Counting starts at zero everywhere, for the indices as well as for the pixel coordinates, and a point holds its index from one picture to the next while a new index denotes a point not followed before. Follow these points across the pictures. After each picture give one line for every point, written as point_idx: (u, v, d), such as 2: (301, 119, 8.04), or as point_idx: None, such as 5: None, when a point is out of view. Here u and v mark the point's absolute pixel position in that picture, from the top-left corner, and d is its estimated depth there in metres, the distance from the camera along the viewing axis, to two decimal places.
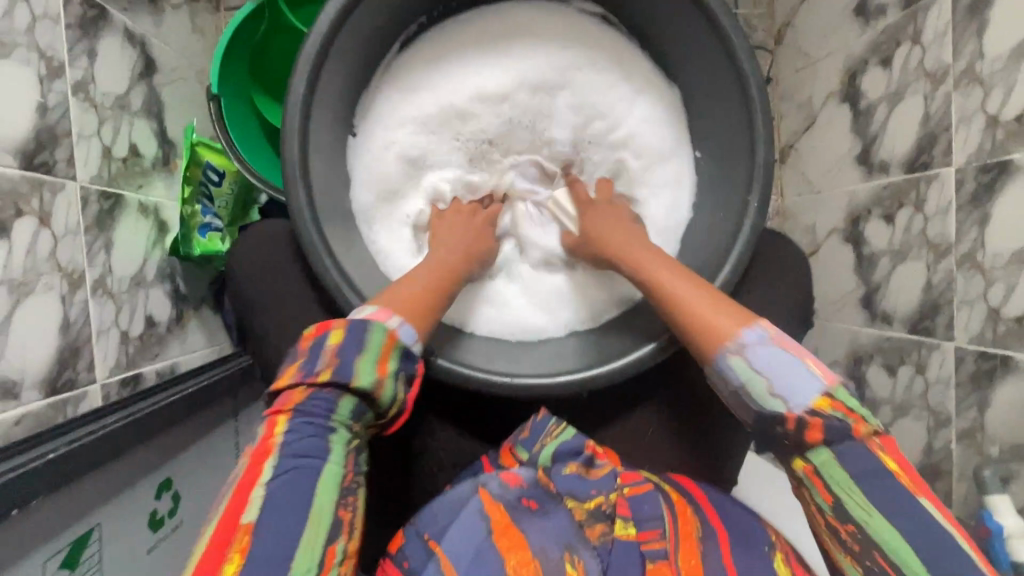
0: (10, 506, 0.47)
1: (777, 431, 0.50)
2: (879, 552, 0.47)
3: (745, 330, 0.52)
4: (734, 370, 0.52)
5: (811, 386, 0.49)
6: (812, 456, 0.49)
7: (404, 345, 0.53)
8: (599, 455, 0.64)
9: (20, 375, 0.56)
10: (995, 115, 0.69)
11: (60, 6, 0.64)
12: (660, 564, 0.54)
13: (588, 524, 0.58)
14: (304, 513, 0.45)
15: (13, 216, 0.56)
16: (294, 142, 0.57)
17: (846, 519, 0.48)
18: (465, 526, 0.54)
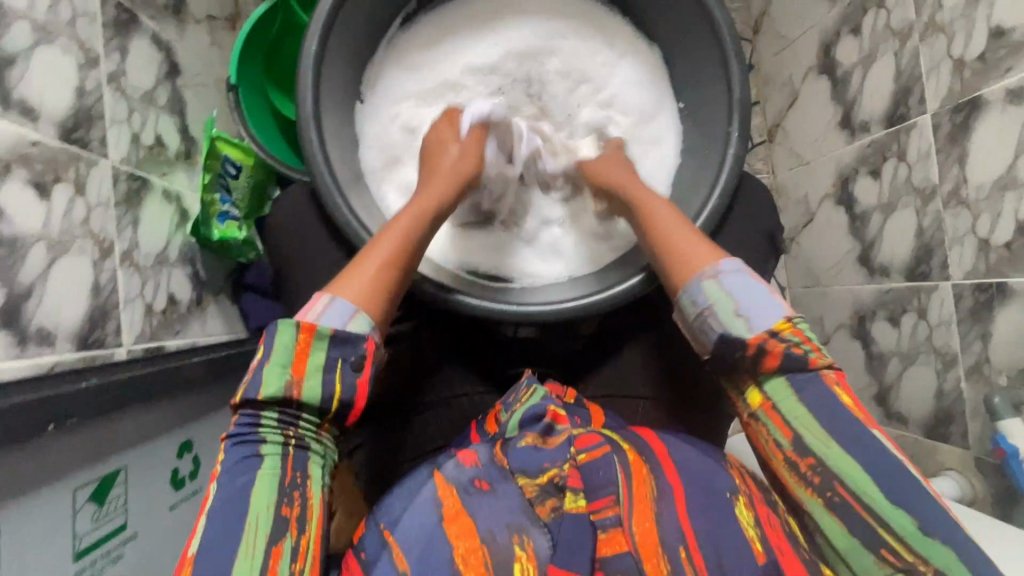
0: (45, 422, 0.49)
1: (739, 355, 0.53)
2: (838, 483, 0.49)
3: (717, 260, 0.56)
4: (702, 296, 0.55)
5: (775, 312, 0.53)
6: (767, 388, 0.52)
7: (328, 331, 0.51)
8: (560, 420, 0.63)
9: (54, 326, 0.59)
10: (961, 57, 0.73)
11: (98, 6, 0.71)
12: (613, 532, 0.55)
13: (540, 501, 0.57)
14: (238, 529, 0.47)
15: (54, 181, 0.61)
16: (308, 100, 0.63)
17: (805, 453, 0.51)
18: (419, 510, 0.55)
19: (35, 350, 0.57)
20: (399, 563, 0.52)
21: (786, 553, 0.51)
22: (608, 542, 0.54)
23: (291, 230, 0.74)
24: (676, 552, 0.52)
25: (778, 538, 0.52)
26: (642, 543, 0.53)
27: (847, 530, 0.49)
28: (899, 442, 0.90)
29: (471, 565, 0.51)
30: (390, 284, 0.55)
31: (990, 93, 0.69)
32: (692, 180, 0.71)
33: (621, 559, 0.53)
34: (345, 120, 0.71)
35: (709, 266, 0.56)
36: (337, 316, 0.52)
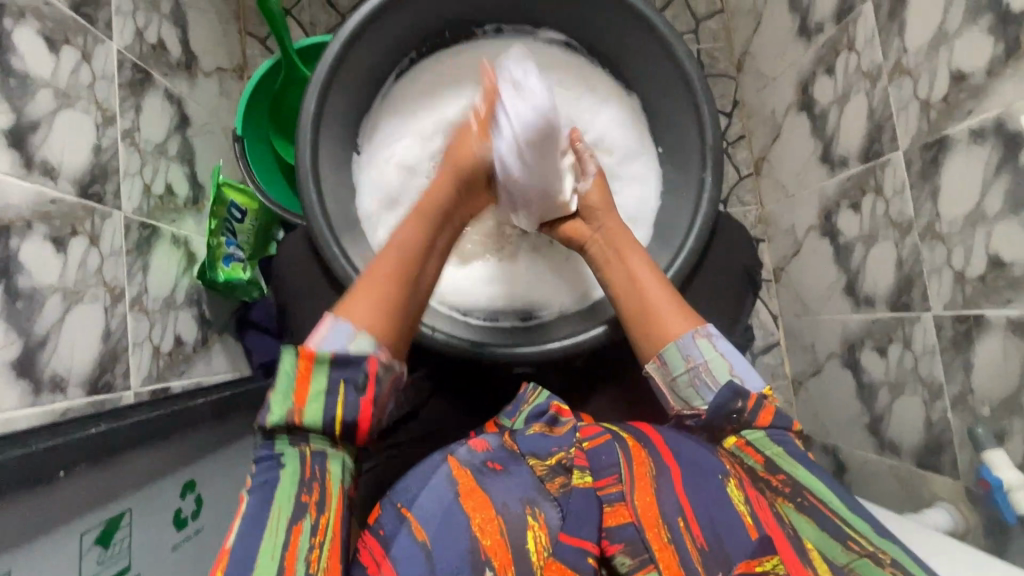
0: (52, 470, 0.52)
1: (734, 406, 0.60)
2: (807, 490, 0.55)
3: (705, 324, 0.65)
4: (699, 351, 0.63)
5: (757, 379, 0.63)
6: (746, 432, 0.60)
7: (327, 355, 0.56)
8: (564, 413, 0.69)
9: (65, 372, 0.62)
10: (927, 98, 0.77)
11: (114, 69, 0.77)
12: (617, 505, 0.57)
13: (549, 477, 0.62)
14: (263, 519, 0.51)
15: (70, 235, 0.65)
16: (306, 157, 0.69)
17: (776, 470, 0.57)
18: (435, 488, 0.60)
19: (48, 397, 0.60)
20: (420, 534, 0.56)
21: (773, 526, 0.52)
22: (613, 514, 0.57)
23: (292, 274, 0.78)
24: (675, 522, 0.54)
25: (766, 515, 0.53)
26: (643, 514, 0.55)
27: (822, 529, 0.53)
28: (893, 470, 0.91)
29: (488, 532, 0.56)
30: (388, 310, 0.60)
31: (955, 134, 0.73)
32: (671, 218, 0.76)
33: (625, 529, 0.55)
34: (343, 170, 0.75)
35: (701, 327, 0.64)
36: (335, 341, 0.57)
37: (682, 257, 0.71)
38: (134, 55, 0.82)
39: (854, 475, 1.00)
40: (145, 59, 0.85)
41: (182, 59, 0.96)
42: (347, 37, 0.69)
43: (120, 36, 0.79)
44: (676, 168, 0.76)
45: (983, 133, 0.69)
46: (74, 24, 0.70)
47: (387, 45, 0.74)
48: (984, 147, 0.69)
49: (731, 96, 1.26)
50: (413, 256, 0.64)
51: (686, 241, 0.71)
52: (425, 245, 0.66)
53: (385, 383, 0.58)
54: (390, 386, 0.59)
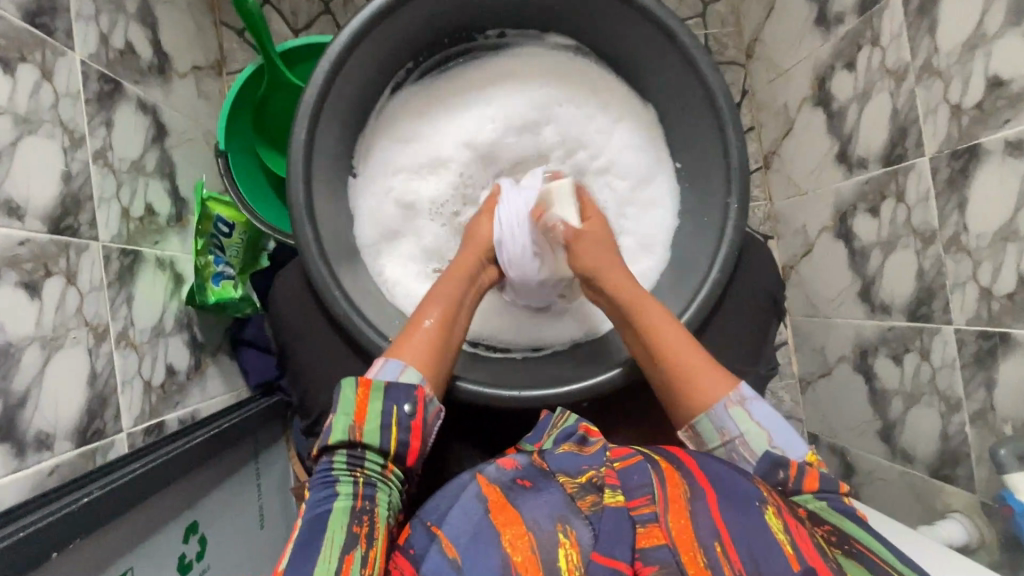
0: (46, 551, 0.49)
1: (776, 477, 0.58)
2: (854, 538, 0.51)
3: (739, 387, 0.63)
4: (734, 423, 0.62)
5: (801, 445, 0.61)
6: (801, 500, 0.56)
7: (383, 382, 0.59)
8: (592, 433, 0.66)
9: (51, 428, 0.58)
10: (958, 103, 0.72)
11: (79, 84, 0.70)
12: (650, 527, 0.52)
13: (579, 496, 0.58)
14: (314, 548, 0.50)
15: (43, 277, 0.60)
16: (299, 187, 0.66)
17: (822, 521, 0.54)
18: (464, 508, 0.58)
19: (34, 457, 0.56)
20: (450, 551, 0.54)
21: (816, 559, 0.47)
22: (646, 535, 0.51)
23: (290, 303, 0.75)
24: (710, 546, 0.49)
25: (808, 548, 0.48)
26: (679, 538, 0.50)
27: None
28: (905, 478, 0.90)
29: (518, 548, 0.52)
30: (440, 345, 0.64)
31: (988, 143, 0.68)
32: (692, 244, 0.74)
33: (659, 551, 0.50)
34: (339, 195, 0.74)
35: (733, 394, 0.62)
36: (388, 375, 0.61)
37: (701, 296, 0.69)
38: (100, 64, 0.75)
39: (864, 479, 0.99)
40: (114, 68, 0.77)
41: (154, 62, 0.88)
42: (337, 58, 0.67)
43: (84, 45, 0.71)
44: (698, 191, 0.75)
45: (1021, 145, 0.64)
46: (30, 37, 0.63)
47: (386, 58, 0.72)
48: (1021, 160, 0.65)
49: (739, 85, 1.20)
50: (450, 309, 0.67)
51: (712, 270, 0.69)
52: (459, 300, 0.68)
53: (431, 410, 0.61)
54: (435, 413, 0.62)
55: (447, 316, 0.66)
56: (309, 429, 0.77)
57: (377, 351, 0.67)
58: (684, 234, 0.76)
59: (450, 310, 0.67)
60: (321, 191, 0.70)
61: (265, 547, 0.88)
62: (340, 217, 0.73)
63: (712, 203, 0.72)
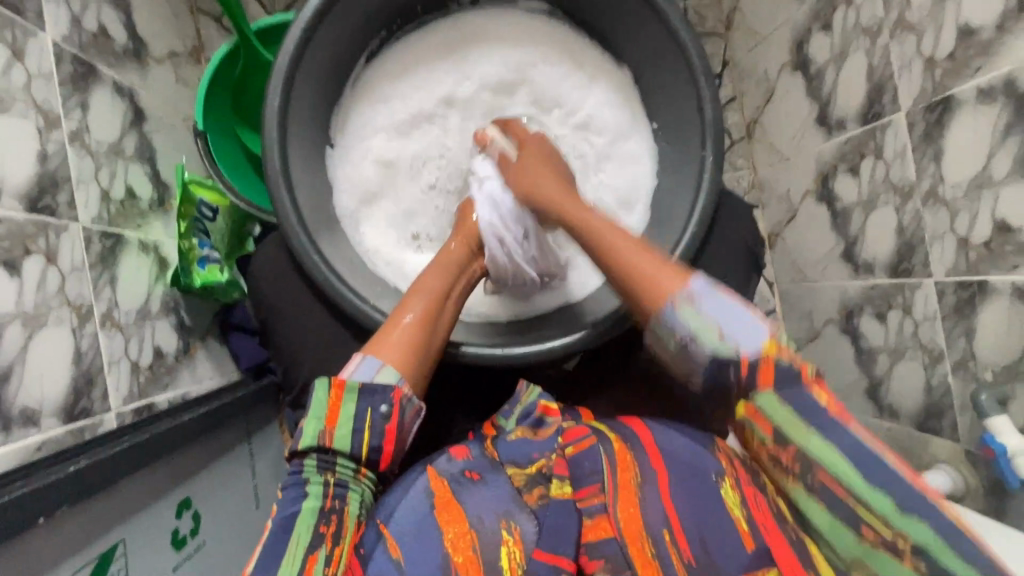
0: (34, 516, 0.50)
1: (727, 367, 0.54)
2: (820, 468, 0.50)
3: (688, 284, 0.57)
4: (683, 321, 0.56)
5: (758, 332, 0.53)
6: (755, 396, 0.53)
7: (359, 383, 0.57)
8: (551, 413, 0.65)
9: (37, 405, 0.59)
10: (931, 55, 0.73)
11: (52, 64, 0.70)
12: (598, 517, 0.55)
13: (528, 489, 0.58)
14: (279, 552, 0.50)
15: (23, 255, 0.60)
16: (276, 156, 0.67)
17: (786, 443, 0.51)
18: (410, 499, 0.56)
19: (21, 432, 0.56)
20: (394, 551, 0.52)
21: (773, 533, 0.51)
22: (593, 527, 0.54)
23: (274, 278, 0.75)
24: (659, 534, 0.52)
25: (766, 520, 0.51)
26: (627, 528, 0.53)
27: (834, 516, 0.49)
28: (892, 434, 0.92)
29: (459, 549, 0.52)
30: (419, 343, 0.62)
31: (961, 93, 0.69)
32: (671, 197, 0.76)
33: (606, 544, 0.53)
34: (317, 167, 0.74)
35: (681, 290, 0.57)
36: (364, 373, 0.58)
37: (684, 243, 0.71)
38: (73, 46, 0.74)
39: None
40: (87, 50, 0.77)
41: (129, 46, 0.88)
42: (310, 24, 0.67)
43: (55, 27, 0.71)
44: (676, 147, 0.76)
45: (992, 92, 0.65)
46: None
47: (359, 26, 0.73)
48: (993, 107, 0.66)
49: (720, 56, 1.20)
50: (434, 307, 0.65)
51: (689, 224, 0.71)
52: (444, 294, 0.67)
53: (409, 412, 0.58)
54: (413, 414, 0.59)
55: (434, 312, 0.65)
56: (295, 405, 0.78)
57: (360, 313, 0.68)
58: (663, 190, 0.77)
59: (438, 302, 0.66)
60: (298, 161, 0.71)
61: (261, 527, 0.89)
62: (319, 189, 0.74)
63: (689, 154, 0.74)
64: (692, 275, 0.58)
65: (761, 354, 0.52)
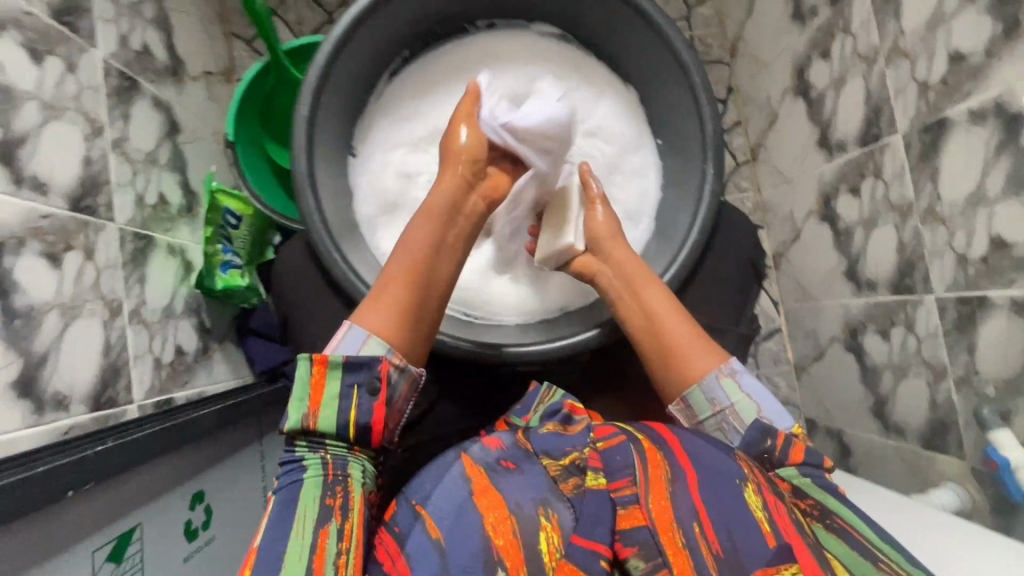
0: (64, 489, 0.52)
1: (763, 446, 0.61)
2: (836, 515, 0.55)
3: (729, 362, 0.66)
4: (725, 393, 0.64)
5: (787, 419, 0.64)
6: (781, 470, 0.60)
7: (342, 359, 0.57)
8: (577, 412, 0.68)
9: (68, 390, 0.62)
10: (925, 80, 0.76)
11: (100, 77, 0.75)
12: (632, 508, 0.55)
13: (562, 478, 0.60)
14: (289, 523, 0.51)
15: (64, 249, 0.64)
16: (303, 164, 0.72)
17: (807, 497, 0.57)
18: (448, 486, 0.60)
19: (52, 415, 0.59)
20: (432, 531, 0.55)
21: (792, 535, 0.50)
22: (626, 517, 0.54)
23: (294, 282, 0.79)
24: (689, 526, 0.52)
25: (785, 523, 0.51)
26: (659, 518, 0.53)
27: (852, 549, 0.51)
28: (898, 452, 0.91)
29: (500, 532, 0.54)
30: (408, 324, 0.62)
31: (954, 115, 0.72)
32: (673, 209, 0.80)
33: (638, 531, 0.53)
34: (339, 173, 0.79)
35: (723, 367, 0.65)
36: (350, 346, 0.59)
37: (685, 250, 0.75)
38: (119, 62, 0.80)
39: (860, 458, 1.00)
40: (131, 66, 0.83)
41: (168, 64, 0.94)
42: (339, 42, 0.73)
43: (105, 44, 0.77)
44: (678, 161, 0.80)
45: (983, 113, 0.68)
46: (56, 33, 0.68)
47: (381, 45, 0.78)
48: (984, 128, 0.68)
49: (725, 83, 1.25)
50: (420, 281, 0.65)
51: (691, 231, 0.75)
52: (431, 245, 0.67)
53: (399, 389, 0.59)
54: (407, 386, 0.60)
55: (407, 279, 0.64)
56: None
57: None
58: (666, 202, 0.81)
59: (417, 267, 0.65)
60: (323, 169, 0.76)
61: None
62: (341, 195, 0.78)
63: (691, 168, 0.78)
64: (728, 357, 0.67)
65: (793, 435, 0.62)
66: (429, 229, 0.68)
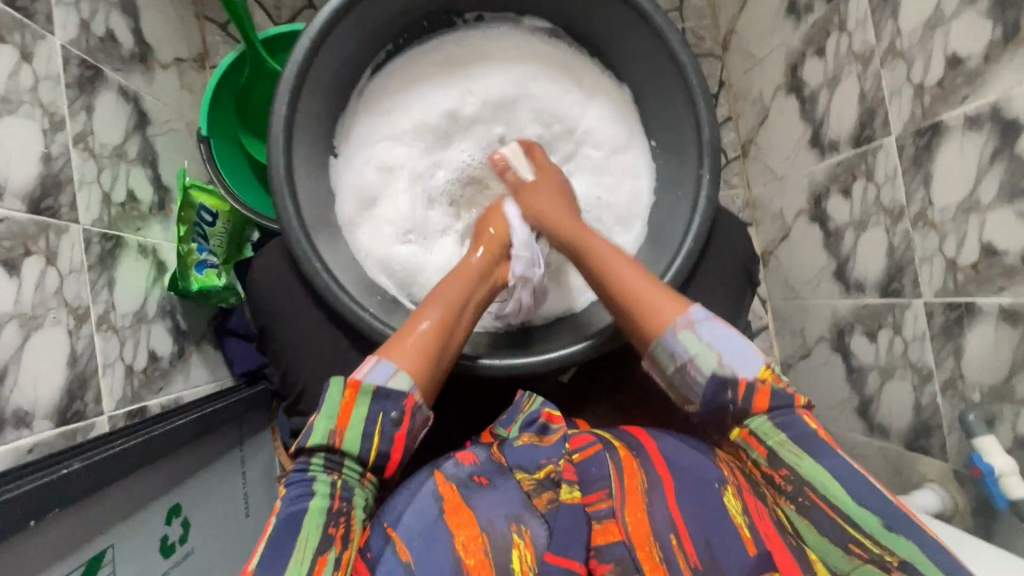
0: (28, 519, 0.50)
1: (725, 397, 0.56)
2: (809, 487, 0.52)
3: (688, 312, 0.59)
4: (682, 345, 0.58)
5: (754, 360, 0.56)
6: (748, 421, 0.55)
7: (373, 386, 0.58)
8: (554, 420, 0.66)
9: (30, 406, 0.59)
10: (921, 83, 0.75)
11: (59, 67, 0.70)
12: (607, 523, 0.54)
13: (537, 493, 0.58)
14: (289, 551, 0.49)
15: (23, 255, 0.60)
16: (280, 161, 0.69)
17: (780, 466, 0.53)
18: (420, 506, 0.56)
19: (13, 433, 0.56)
20: (404, 554, 0.52)
21: (771, 538, 0.51)
22: (602, 531, 0.54)
23: (277, 289, 0.78)
24: (667, 540, 0.52)
25: (766, 526, 0.52)
26: (636, 532, 0.53)
27: (824, 535, 0.51)
28: (882, 452, 0.92)
29: (471, 551, 0.52)
30: (429, 355, 0.62)
31: (950, 120, 0.71)
32: (669, 214, 0.79)
33: (615, 547, 0.53)
34: (320, 173, 0.77)
35: (682, 316, 0.59)
36: (380, 375, 0.59)
37: (681, 259, 0.73)
38: (80, 50, 0.75)
39: (844, 457, 1.01)
40: (95, 54, 0.78)
41: (135, 51, 0.88)
42: (320, 33, 0.70)
43: (64, 31, 0.72)
44: (672, 165, 0.80)
45: (979, 119, 0.67)
46: (10, 19, 0.63)
47: (367, 39, 0.76)
48: (979, 134, 0.68)
49: (717, 76, 1.22)
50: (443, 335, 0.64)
51: (686, 239, 0.74)
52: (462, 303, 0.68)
53: (417, 419, 0.59)
54: (421, 423, 0.60)
55: (445, 322, 0.65)
56: (292, 408, 0.82)
57: (360, 321, 0.70)
58: (660, 206, 0.80)
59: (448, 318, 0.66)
60: (301, 171, 0.73)
61: (249, 535, 0.88)
62: (321, 197, 0.76)
63: (686, 173, 0.77)
64: (690, 304, 0.60)
65: (756, 380, 0.55)
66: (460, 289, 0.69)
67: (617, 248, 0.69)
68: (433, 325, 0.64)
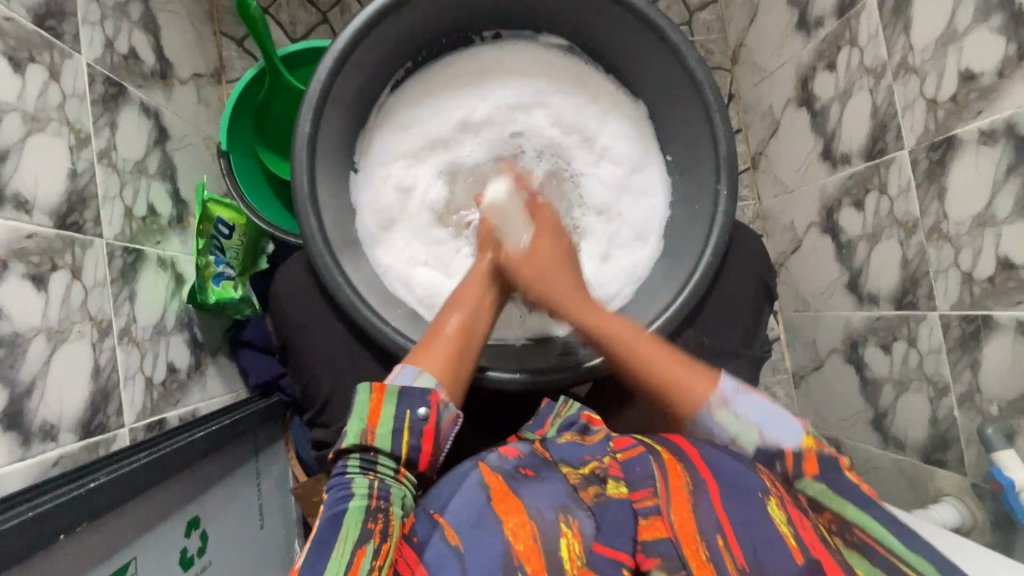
0: (55, 532, 0.52)
1: (776, 467, 0.58)
2: (855, 527, 0.53)
3: (720, 386, 0.60)
4: (722, 426, 0.60)
5: (795, 429, 0.58)
6: (802, 485, 0.57)
7: (399, 386, 0.58)
8: (594, 423, 0.67)
9: (56, 419, 0.59)
10: (934, 98, 0.75)
11: (85, 84, 0.72)
12: (653, 519, 0.53)
13: (583, 487, 0.58)
14: (330, 545, 0.49)
15: (50, 270, 0.61)
16: (303, 178, 0.71)
17: (822, 507, 0.55)
18: (467, 497, 0.56)
19: (39, 446, 0.57)
20: (453, 539, 0.52)
21: (820, 550, 0.49)
22: (648, 528, 0.53)
23: (294, 303, 0.79)
24: (713, 540, 0.51)
25: (814, 540, 0.50)
26: (681, 531, 0.52)
27: (880, 573, 0.50)
28: (897, 465, 0.92)
29: (521, 537, 0.51)
30: (456, 350, 0.64)
31: (963, 134, 0.72)
32: (684, 228, 0.80)
33: (661, 544, 0.52)
34: (341, 188, 0.78)
35: (715, 395, 0.60)
36: (404, 378, 0.60)
37: (702, 266, 0.75)
38: (105, 68, 0.76)
39: (859, 469, 1.00)
40: (118, 71, 0.79)
41: (156, 68, 0.90)
42: (342, 52, 0.71)
43: (89, 49, 0.73)
44: (688, 179, 0.81)
45: (994, 134, 0.68)
46: (39, 39, 0.64)
47: (386, 57, 0.77)
48: (994, 149, 0.68)
49: (726, 89, 1.23)
50: (470, 323, 0.67)
51: (705, 249, 0.75)
52: (480, 303, 0.70)
53: (446, 417, 0.59)
54: (450, 420, 0.60)
55: (463, 321, 0.67)
56: (312, 420, 0.82)
57: (381, 334, 0.71)
58: (677, 219, 0.82)
59: (468, 317, 0.68)
60: (323, 186, 0.74)
61: (262, 547, 0.87)
62: (341, 212, 0.77)
63: (703, 188, 0.78)
64: (718, 377, 0.61)
65: (802, 448, 0.57)
66: (478, 287, 0.72)
67: (643, 334, 0.66)
68: (459, 318, 0.67)
